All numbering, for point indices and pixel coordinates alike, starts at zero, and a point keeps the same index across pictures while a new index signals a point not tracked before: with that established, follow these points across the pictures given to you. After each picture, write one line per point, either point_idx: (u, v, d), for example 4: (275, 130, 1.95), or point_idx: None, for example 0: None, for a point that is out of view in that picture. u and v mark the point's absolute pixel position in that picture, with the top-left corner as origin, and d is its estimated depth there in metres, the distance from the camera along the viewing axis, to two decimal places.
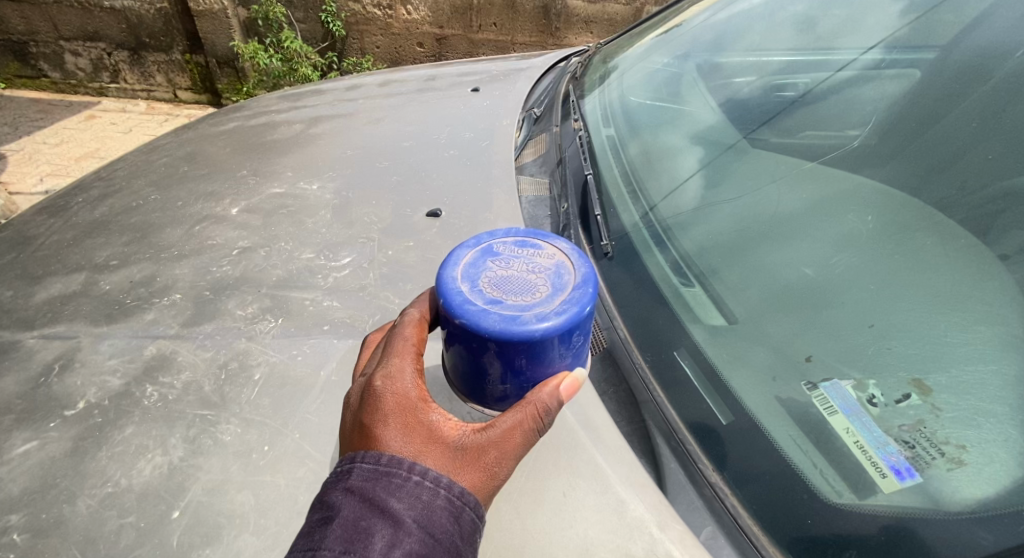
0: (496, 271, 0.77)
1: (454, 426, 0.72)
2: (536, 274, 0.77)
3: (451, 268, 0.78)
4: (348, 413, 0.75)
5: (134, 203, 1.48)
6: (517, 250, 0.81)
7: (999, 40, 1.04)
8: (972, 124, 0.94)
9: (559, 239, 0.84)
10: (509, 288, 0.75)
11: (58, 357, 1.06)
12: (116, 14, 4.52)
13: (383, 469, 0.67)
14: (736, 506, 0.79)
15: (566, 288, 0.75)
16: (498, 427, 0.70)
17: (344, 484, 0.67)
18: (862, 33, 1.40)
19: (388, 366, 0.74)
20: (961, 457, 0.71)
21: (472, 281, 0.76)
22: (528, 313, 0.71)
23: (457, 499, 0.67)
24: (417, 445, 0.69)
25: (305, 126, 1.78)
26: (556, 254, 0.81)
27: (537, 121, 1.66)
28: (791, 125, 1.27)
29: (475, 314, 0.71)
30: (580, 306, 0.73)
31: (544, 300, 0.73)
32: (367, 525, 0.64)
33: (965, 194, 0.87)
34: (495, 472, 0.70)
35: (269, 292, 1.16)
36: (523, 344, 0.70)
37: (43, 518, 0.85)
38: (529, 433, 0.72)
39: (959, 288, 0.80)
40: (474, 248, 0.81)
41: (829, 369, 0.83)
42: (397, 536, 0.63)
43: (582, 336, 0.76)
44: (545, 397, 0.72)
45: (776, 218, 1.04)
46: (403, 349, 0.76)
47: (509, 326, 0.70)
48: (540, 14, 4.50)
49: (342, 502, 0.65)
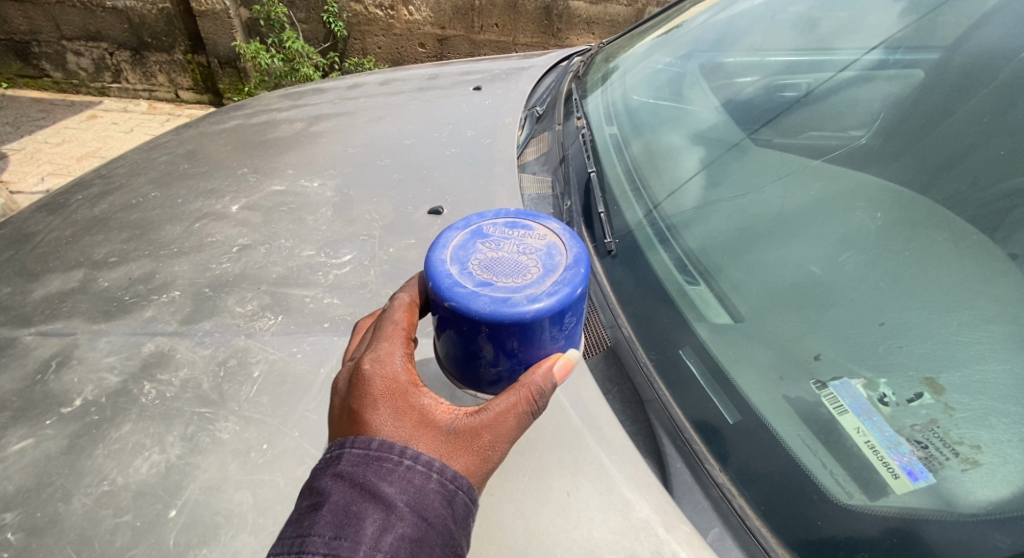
0: (486, 253, 0.76)
1: (445, 409, 0.70)
2: (526, 255, 0.76)
3: (440, 250, 0.77)
4: (337, 399, 0.73)
5: (133, 200, 1.46)
6: (507, 232, 0.80)
7: (1008, 37, 1.03)
8: (982, 120, 0.92)
9: (550, 220, 0.83)
10: (499, 270, 0.74)
11: (55, 354, 1.05)
12: (117, 13, 4.50)
13: (374, 454, 0.65)
14: (744, 507, 0.78)
15: (557, 269, 0.74)
16: (491, 410, 0.69)
17: (333, 470, 0.66)
18: (867, 31, 1.39)
19: (378, 350, 0.73)
20: (975, 458, 0.69)
21: (461, 264, 0.75)
22: (519, 294, 0.70)
23: (450, 483, 0.66)
24: (408, 429, 0.68)
25: (307, 124, 1.77)
26: (547, 235, 0.80)
27: (540, 119, 1.65)
28: (795, 123, 1.27)
29: (464, 297, 0.71)
30: (572, 286, 0.72)
31: (535, 281, 0.72)
32: (357, 510, 0.62)
33: (976, 190, 0.86)
34: (488, 455, 0.68)
35: (269, 289, 1.14)
36: (515, 326, 0.69)
37: (37, 517, 0.83)
38: (523, 417, 0.70)
39: (970, 286, 0.79)
40: (463, 231, 0.80)
41: (838, 368, 0.82)
42: (389, 520, 0.62)
43: (576, 317, 0.75)
44: (538, 379, 0.71)
45: (782, 216, 1.03)
46: (392, 333, 0.75)
47: (499, 308, 0.69)
48: (542, 15, 4.51)
49: (332, 488, 0.64)
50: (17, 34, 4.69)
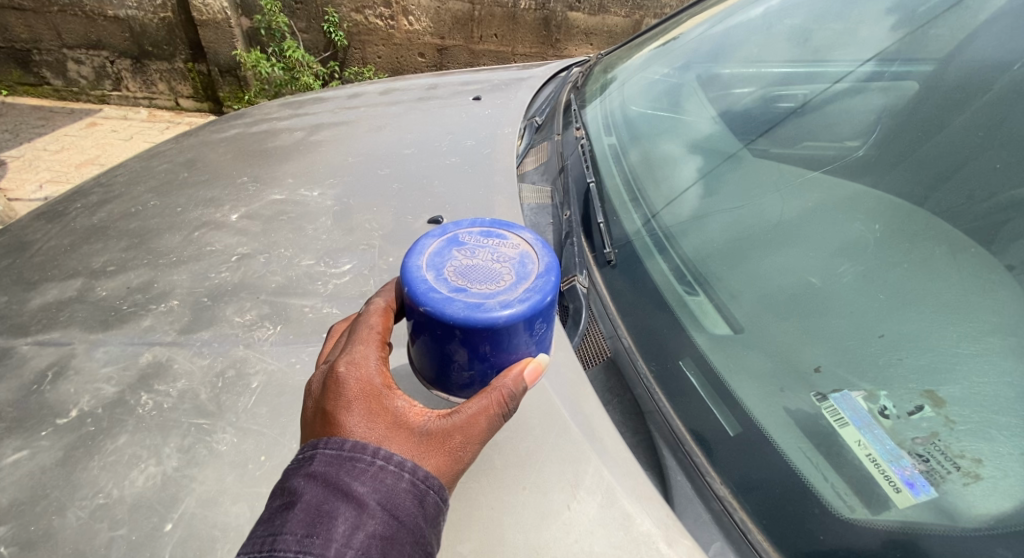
0: (461, 260, 0.77)
1: (418, 412, 0.71)
2: (501, 263, 0.77)
3: (416, 256, 0.78)
4: (310, 401, 0.73)
5: (133, 209, 1.46)
6: (482, 239, 0.81)
7: (1002, 51, 1.04)
8: (978, 133, 0.93)
9: (524, 230, 0.84)
10: (474, 276, 0.75)
11: (52, 364, 1.04)
12: (118, 22, 4.52)
13: (347, 455, 0.65)
14: (746, 520, 0.77)
15: (529, 276, 0.76)
16: (463, 413, 0.70)
17: (305, 470, 0.65)
18: (856, 46, 1.41)
19: (353, 353, 0.73)
20: (976, 471, 0.69)
21: (437, 270, 0.75)
22: (493, 300, 0.71)
23: (422, 482, 0.66)
24: (382, 431, 0.68)
25: (307, 133, 1.78)
26: (521, 244, 0.81)
27: (539, 130, 1.66)
28: (791, 135, 1.28)
29: (439, 301, 0.71)
30: (543, 293, 0.73)
31: (508, 288, 0.73)
32: (329, 509, 0.62)
33: (973, 203, 0.86)
34: (460, 456, 0.69)
35: (268, 298, 1.14)
36: (487, 331, 0.70)
37: (31, 531, 0.83)
38: (494, 419, 0.71)
39: (967, 298, 0.79)
40: (440, 237, 0.80)
41: (839, 380, 0.81)
42: (361, 519, 0.62)
43: (546, 323, 0.76)
44: (509, 383, 0.72)
45: (779, 225, 1.03)
46: (367, 336, 0.75)
47: (473, 313, 0.70)
48: (541, 25, 4.57)
49: (304, 487, 0.64)
50: (18, 42, 4.68)
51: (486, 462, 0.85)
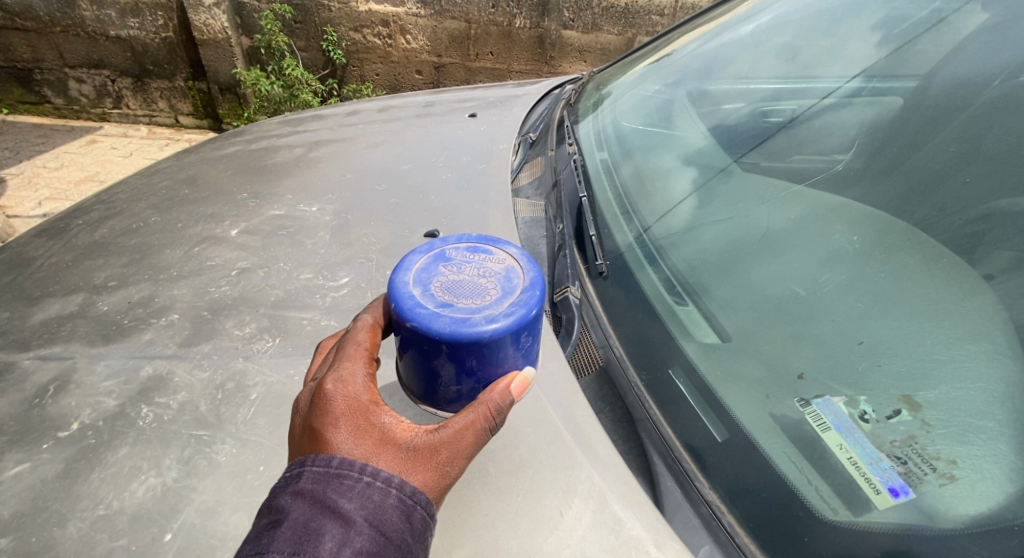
0: (448, 275, 0.80)
1: (406, 427, 0.73)
2: (487, 278, 0.80)
3: (403, 272, 0.80)
4: (298, 418, 0.75)
5: (133, 225, 1.49)
6: (468, 255, 0.84)
7: (977, 69, 1.08)
8: (950, 148, 0.97)
9: (510, 245, 0.87)
10: (460, 291, 0.77)
11: (53, 379, 1.06)
12: (121, 41, 4.59)
13: (334, 472, 0.67)
14: (733, 523, 0.79)
15: (515, 291, 0.78)
16: (450, 427, 0.72)
17: (293, 488, 0.67)
18: (841, 63, 1.47)
19: (340, 370, 0.75)
20: (952, 473, 0.72)
21: (424, 285, 0.78)
22: (479, 315, 0.74)
23: (409, 498, 0.68)
24: (369, 447, 0.70)
25: (306, 149, 1.81)
26: (507, 259, 0.84)
27: (533, 146, 1.70)
28: (777, 150, 1.33)
29: (426, 317, 0.74)
30: (528, 308, 0.76)
31: (494, 302, 0.76)
32: (316, 526, 0.64)
33: (947, 214, 0.90)
34: (447, 471, 0.71)
35: (267, 311, 1.16)
36: (473, 345, 0.72)
37: (31, 542, 0.84)
38: (481, 433, 0.74)
39: (943, 305, 0.82)
40: (427, 253, 0.83)
41: (821, 387, 0.84)
42: (348, 535, 0.64)
43: (532, 336, 0.78)
44: (496, 397, 0.74)
45: (764, 237, 1.06)
46: (355, 353, 0.77)
47: (459, 328, 0.72)
48: (535, 43, 4.68)
49: (291, 505, 0.66)
50: (18, 62, 4.72)
51: (480, 470, 0.86)
